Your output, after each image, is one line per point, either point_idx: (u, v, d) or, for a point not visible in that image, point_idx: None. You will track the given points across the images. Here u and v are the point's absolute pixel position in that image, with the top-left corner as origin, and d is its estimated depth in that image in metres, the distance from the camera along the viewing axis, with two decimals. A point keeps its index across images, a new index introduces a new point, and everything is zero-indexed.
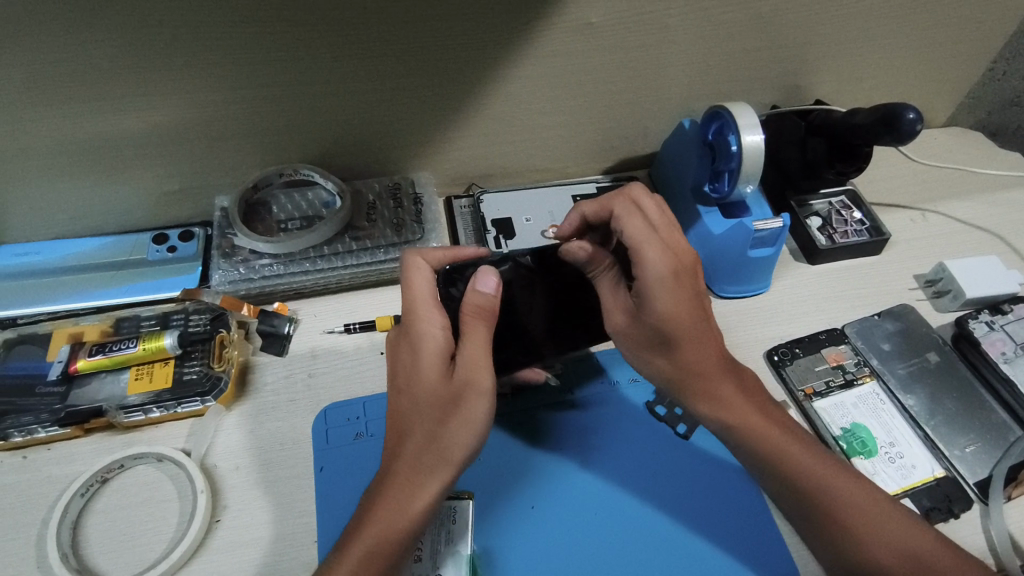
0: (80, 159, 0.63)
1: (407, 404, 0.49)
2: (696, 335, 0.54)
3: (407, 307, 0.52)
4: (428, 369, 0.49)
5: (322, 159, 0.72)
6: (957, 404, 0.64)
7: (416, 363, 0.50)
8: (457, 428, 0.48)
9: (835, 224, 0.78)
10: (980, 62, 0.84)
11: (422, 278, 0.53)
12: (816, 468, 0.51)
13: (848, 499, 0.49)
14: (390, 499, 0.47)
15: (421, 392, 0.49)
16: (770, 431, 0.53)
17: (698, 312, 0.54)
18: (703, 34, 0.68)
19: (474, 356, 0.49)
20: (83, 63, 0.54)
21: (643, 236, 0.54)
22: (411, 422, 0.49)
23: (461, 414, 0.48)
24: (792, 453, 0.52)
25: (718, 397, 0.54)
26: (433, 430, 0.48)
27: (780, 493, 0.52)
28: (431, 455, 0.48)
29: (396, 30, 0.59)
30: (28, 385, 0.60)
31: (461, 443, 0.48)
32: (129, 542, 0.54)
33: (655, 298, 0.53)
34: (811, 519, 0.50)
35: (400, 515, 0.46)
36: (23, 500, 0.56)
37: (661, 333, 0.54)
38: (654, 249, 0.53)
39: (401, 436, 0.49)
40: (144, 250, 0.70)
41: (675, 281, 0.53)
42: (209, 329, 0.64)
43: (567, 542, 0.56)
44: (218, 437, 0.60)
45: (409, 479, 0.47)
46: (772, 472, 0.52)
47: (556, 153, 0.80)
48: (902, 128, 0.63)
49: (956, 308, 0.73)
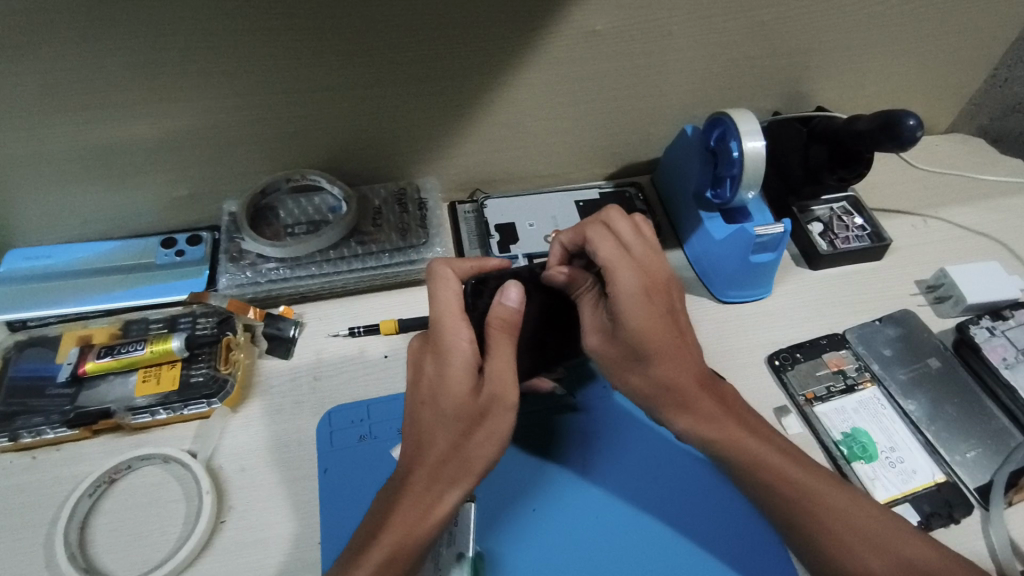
0: (90, 164, 0.64)
1: (432, 415, 0.50)
2: (667, 353, 0.54)
3: (433, 317, 0.51)
4: (457, 382, 0.49)
5: (328, 165, 0.73)
6: (958, 409, 0.65)
7: (444, 375, 0.50)
8: (482, 439, 0.49)
9: (837, 230, 0.78)
10: (981, 69, 0.84)
11: (449, 290, 0.53)
12: (795, 475, 0.51)
13: (838, 507, 0.50)
14: (411, 507, 0.47)
15: (447, 403, 0.49)
16: (745, 440, 0.53)
17: (669, 330, 0.54)
18: (705, 42, 0.69)
19: (500, 369, 0.50)
20: (95, 70, 0.55)
21: (616, 255, 0.54)
22: (435, 432, 0.49)
23: (486, 426, 0.49)
24: (769, 461, 0.52)
25: (693, 409, 0.55)
26: (458, 440, 0.49)
27: (766, 503, 0.52)
28: (453, 466, 0.48)
29: (403, 38, 0.60)
30: (38, 386, 0.61)
31: (485, 455, 0.49)
32: (135, 541, 0.54)
33: (628, 314, 0.53)
34: (798, 529, 0.50)
35: (424, 523, 0.47)
36: (32, 500, 0.57)
37: (635, 352, 0.54)
38: (625, 270, 0.53)
39: (424, 446, 0.49)
40: (152, 254, 0.71)
41: (646, 299, 0.53)
42: (216, 332, 0.65)
43: (567, 546, 0.57)
44: (225, 439, 0.61)
45: (430, 488, 0.48)
46: (759, 482, 0.52)
47: (559, 158, 0.81)
48: (902, 135, 0.64)
49: (957, 314, 0.73)
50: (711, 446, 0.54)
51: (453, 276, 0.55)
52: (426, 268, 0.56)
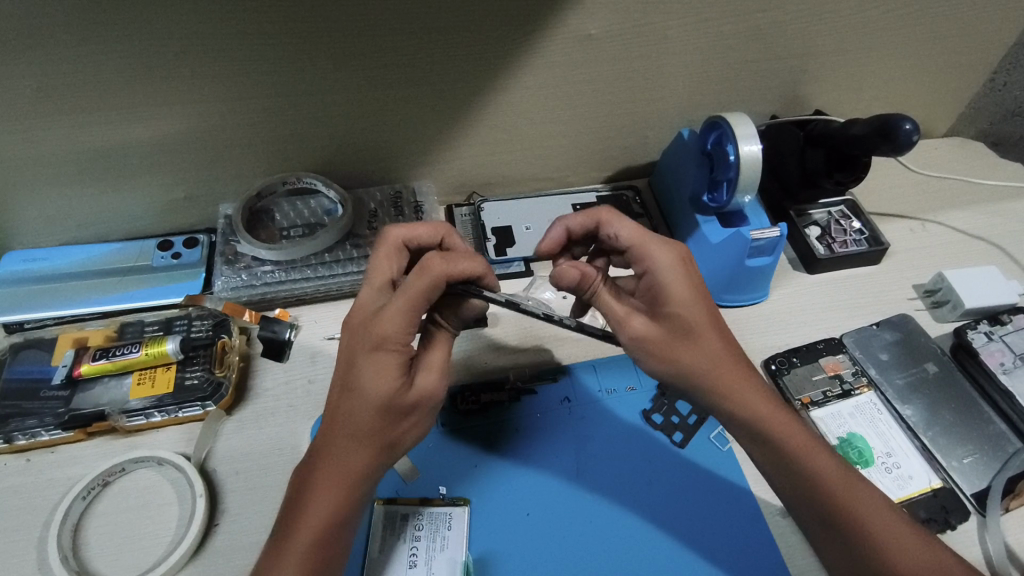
0: (88, 167, 0.64)
1: (359, 403, 0.46)
2: (713, 325, 0.53)
3: (391, 308, 0.47)
4: (392, 373, 0.46)
5: (324, 168, 0.73)
6: (955, 414, 0.64)
7: (379, 364, 0.46)
8: (409, 427, 0.48)
9: (834, 234, 0.78)
10: (981, 73, 0.84)
11: (426, 288, 0.47)
12: (839, 472, 0.50)
13: (868, 500, 0.49)
14: (336, 485, 0.46)
15: (381, 394, 0.46)
16: (794, 431, 0.52)
17: (711, 303, 0.54)
18: (702, 46, 0.69)
19: (436, 364, 0.49)
20: (92, 74, 0.56)
21: (643, 232, 0.57)
22: (359, 418, 0.46)
23: (414, 416, 0.48)
24: (814, 455, 0.51)
25: (741, 391, 0.52)
26: (385, 428, 0.47)
27: (794, 495, 0.51)
28: (377, 450, 0.47)
29: (398, 41, 0.60)
30: (33, 389, 0.61)
31: (407, 439, 0.48)
32: (129, 544, 0.54)
33: (671, 285, 0.54)
34: (833, 525, 0.49)
35: (347, 501, 0.46)
36: (26, 502, 0.57)
37: (683, 325, 0.53)
38: (656, 244, 0.56)
39: (349, 430, 0.46)
40: (149, 256, 0.71)
41: (684, 269, 0.55)
42: (210, 334, 0.65)
43: (560, 551, 0.56)
44: (219, 441, 0.61)
45: (354, 467, 0.46)
46: (799, 471, 0.50)
47: (555, 162, 0.80)
48: (899, 139, 0.64)
49: (955, 318, 0.72)
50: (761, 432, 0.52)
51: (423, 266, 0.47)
52: (391, 237, 0.54)
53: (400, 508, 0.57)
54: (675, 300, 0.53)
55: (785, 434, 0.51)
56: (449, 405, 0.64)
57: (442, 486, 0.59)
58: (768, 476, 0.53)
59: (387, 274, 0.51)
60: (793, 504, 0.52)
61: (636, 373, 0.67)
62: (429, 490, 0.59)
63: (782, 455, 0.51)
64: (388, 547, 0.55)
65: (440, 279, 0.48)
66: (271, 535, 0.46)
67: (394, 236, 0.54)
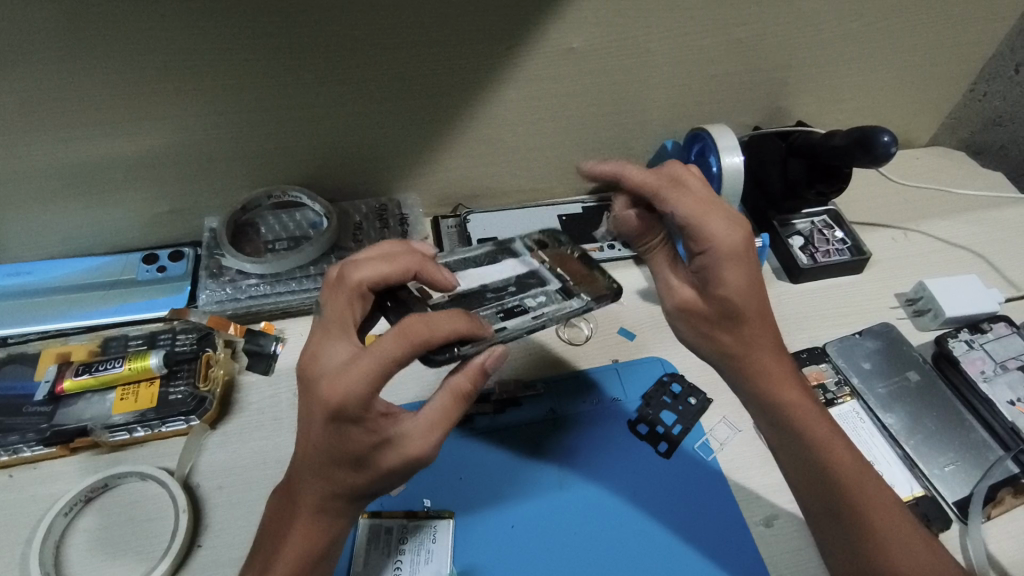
0: (71, 182, 0.64)
1: (326, 462, 0.45)
2: (758, 313, 0.52)
3: (359, 369, 0.43)
4: (359, 439, 0.44)
5: (310, 181, 0.73)
6: (936, 422, 0.65)
7: (342, 431, 0.44)
8: (391, 478, 0.47)
9: (817, 244, 0.79)
10: (960, 84, 0.85)
11: (402, 355, 0.44)
12: (854, 465, 0.51)
13: (877, 497, 0.49)
14: (310, 525, 0.47)
15: (349, 453, 0.45)
16: (816, 420, 0.53)
17: (761, 288, 0.52)
18: (683, 58, 0.70)
19: (422, 424, 0.47)
20: (75, 89, 0.56)
21: (701, 209, 0.51)
22: (330, 473, 0.46)
23: (396, 471, 0.46)
24: (832, 447, 0.51)
25: (767, 373, 0.53)
26: (359, 484, 0.46)
27: (804, 485, 0.52)
28: (349, 499, 0.47)
29: (381, 56, 0.61)
30: (15, 404, 0.61)
31: (385, 489, 0.48)
32: (110, 561, 0.54)
33: (726, 271, 0.51)
34: (838, 515, 0.50)
35: (320, 539, 0.48)
36: (7, 519, 0.56)
37: (727, 311, 0.52)
38: (718, 222, 0.51)
39: (320, 479, 0.46)
40: (134, 270, 0.71)
41: (743, 253, 0.51)
42: (195, 349, 0.65)
43: (542, 564, 0.56)
44: (203, 456, 0.60)
45: (325, 513, 0.47)
46: (811, 459, 0.52)
47: (541, 173, 0.81)
48: (877, 151, 0.64)
49: (936, 327, 0.73)
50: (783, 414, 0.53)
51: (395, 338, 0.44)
52: (351, 283, 0.49)
53: (385, 521, 0.57)
54: (727, 288, 0.51)
55: (805, 422, 0.52)
56: None
57: (426, 498, 0.59)
58: (781, 462, 0.54)
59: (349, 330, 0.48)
60: (801, 494, 0.53)
61: (622, 383, 0.68)
62: (414, 503, 0.59)
63: (797, 442, 0.52)
64: (371, 561, 0.55)
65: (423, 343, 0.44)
66: (254, 551, 0.50)
67: (359, 282, 0.49)
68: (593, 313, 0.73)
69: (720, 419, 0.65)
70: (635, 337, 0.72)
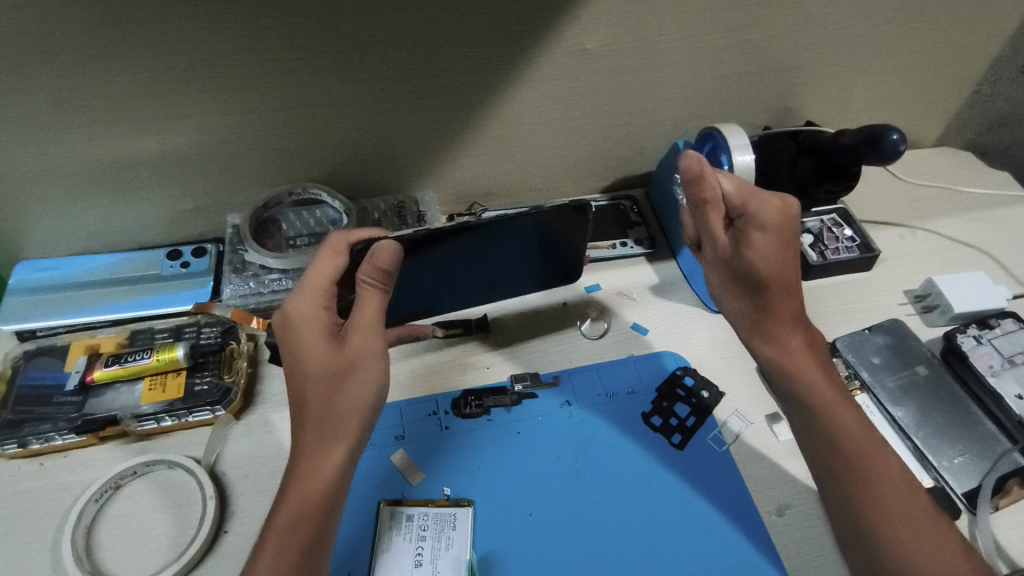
0: (99, 179, 0.66)
1: (299, 379, 0.51)
2: (786, 286, 0.54)
3: (304, 281, 0.55)
4: (313, 345, 0.52)
5: (329, 178, 0.75)
6: (945, 416, 0.66)
7: (299, 341, 0.52)
8: (352, 389, 0.51)
9: (827, 241, 0.80)
10: (966, 85, 0.87)
11: (335, 261, 0.55)
12: (863, 438, 0.52)
13: (884, 472, 0.50)
14: (315, 478, 0.49)
15: (310, 363, 0.51)
16: (828, 392, 0.54)
17: (790, 261, 0.55)
18: (694, 59, 0.71)
19: (362, 321, 0.53)
20: (106, 88, 0.58)
21: (746, 189, 0.55)
22: (304, 390, 0.51)
23: (352, 377, 0.51)
24: (841, 420, 0.52)
25: (783, 344, 0.55)
26: (329, 400, 0.51)
27: (813, 456, 0.53)
28: (336, 417, 0.51)
29: (401, 56, 0.62)
30: (47, 394, 0.63)
31: (364, 402, 0.52)
32: (141, 546, 0.56)
33: (755, 235, 0.54)
34: (844, 487, 0.51)
35: (328, 484, 0.49)
36: (40, 506, 0.58)
37: (750, 281, 0.55)
38: (758, 201, 0.54)
39: (302, 404, 0.51)
40: (158, 266, 0.73)
41: (776, 230, 0.54)
42: (219, 341, 0.67)
43: (558, 549, 0.58)
44: (228, 445, 0.62)
45: (321, 440, 0.50)
46: (821, 432, 0.53)
47: (554, 172, 0.82)
48: (887, 149, 0.66)
49: (944, 323, 0.75)
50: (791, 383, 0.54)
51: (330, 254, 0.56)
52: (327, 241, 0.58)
53: (406, 508, 0.59)
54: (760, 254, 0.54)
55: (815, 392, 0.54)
56: (454, 409, 0.66)
57: (446, 487, 0.61)
58: (795, 434, 0.56)
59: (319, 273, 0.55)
60: (811, 466, 0.54)
61: (636, 377, 0.69)
62: (435, 491, 0.61)
63: (806, 413, 0.54)
64: (394, 547, 0.57)
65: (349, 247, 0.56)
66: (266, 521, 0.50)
67: (336, 240, 0.57)
68: (606, 309, 0.75)
69: (732, 412, 0.66)
70: (647, 332, 0.73)
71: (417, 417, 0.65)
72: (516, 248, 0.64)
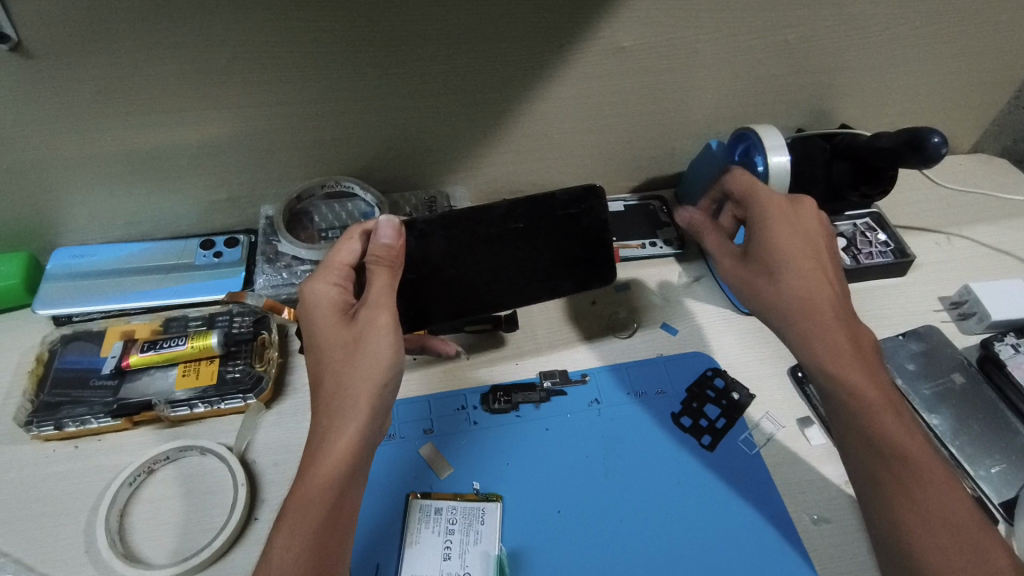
0: (139, 168, 0.67)
1: (314, 355, 0.52)
2: (801, 269, 0.56)
3: (322, 264, 0.57)
4: (325, 321, 0.53)
5: (361, 172, 0.75)
6: (981, 424, 0.65)
7: (314, 318, 0.54)
8: (361, 365, 0.50)
9: (860, 245, 0.79)
10: (1005, 91, 0.85)
11: (350, 246, 0.57)
12: (903, 441, 0.50)
13: (925, 477, 0.49)
14: (340, 454, 0.48)
15: (323, 338, 0.52)
16: (869, 389, 0.53)
17: (805, 248, 0.57)
18: (730, 59, 0.71)
19: (374, 299, 0.54)
20: (149, 78, 0.59)
21: (751, 182, 0.62)
22: (317, 366, 0.52)
23: (361, 352, 0.51)
24: (883, 420, 0.51)
25: (829, 338, 0.54)
26: (338, 375, 0.50)
27: (853, 455, 0.53)
28: (346, 393, 0.50)
29: (438, 51, 0.62)
30: (82, 378, 0.64)
31: (374, 377, 0.50)
32: (172, 530, 0.56)
33: (771, 228, 0.57)
34: (883, 489, 0.50)
35: (343, 464, 0.48)
36: (74, 488, 0.58)
37: (761, 265, 0.58)
38: (763, 191, 0.60)
39: (317, 380, 0.51)
40: (192, 255, 0.74)
41: (783, 217, 0.58)
42: (252, 330, 0.68)
43: (584, 544, 0.57)
44: (259, 433, 0.62)
45: (337, 416, 0.49)
46: (862, 432, 0.52)
47: (585, 171, 0.82)
48: (927, 152, 0.65)
49: (981, 330, 0.73)
50: (830, 377, 0.53)
51: (348, 240, 0.58)
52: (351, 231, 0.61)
53: (434, 502, 0.59)
54: (778, 245, 0.57)
55: (858, 390, 0.53)
56: (482, 404, 0.66)
57: (475, 482, 0.61)
58: (834, 431, 0.55)
59: (336, 256, 0.57)
60: (850, 462, 0.53)
61: (666, 377, 0.68)
62: (463, 485, 0.61)
63: (847, 410, 0.53)
64: (422, 540, 0.57)
65: (363, 232, 0.58)
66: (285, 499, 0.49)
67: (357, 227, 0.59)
68: (635, 309, 0.74)
69: (763, 415, 0.66)
70: (677, 332, 0.72)
71: (445, 411, 0.65)
72: (528, 241, 0.63)
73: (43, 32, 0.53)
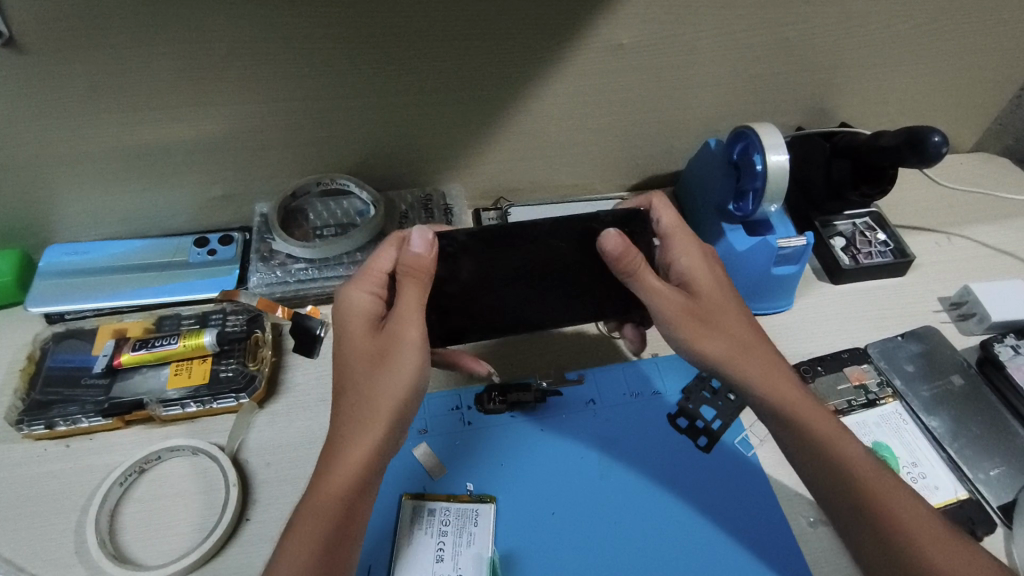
0: (132, 165, 0.67)
1: (341, 364, 0.52)
2: (730, 310, 0.57)
3: (360, 270, 0.56)
4: (355, 330, 0.52)
5: (356, 169, 0.75)
6: (981, 426, 0.64)
7: (345, 326, 0.53)
8: (383, 378, 0.50)
9: (859, 245, 0.78)
10: (1007, 89, 0.84)
11: (388, 254, 0.57)
12: (866, 464, 0.51)
13: (892, 497, 0.49)
14: (352, 465, 0.48)
15: (351, 348, 0.52)
16: (821, 418, 0.53)
17: (725, 289, 0.58)
18: (729, 57, 0.70)
19: (405, 311, 0.53)
20: (142, 74, 0.58)
21: (675, 226, 0.61)
22: (342, 375, 0.51)
23: (385, 365, 0.50)
24: (841, 444, 0.52)
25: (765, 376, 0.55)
26: (361, 386, 0.50)
27: (817, 480, 0.52)
28: (366, 404, 0.49)
29: (434, 48, 0.62)
30: (74, 376, 0.64)
31: (396, 390, 0.50)
32: (163, 531, 0.56)
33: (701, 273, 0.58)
34: (856, 509, 0.50)
35: (355, 475, 0.48)
36: (65, 487, 0.58)
37: (700, 311, 0.56)
38: (682, 238, 0.60)
39: (339, 389, 0.51)
40: (185, 253, 0.73)
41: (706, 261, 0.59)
42: (245, 329, 0.67)
43: (578, 548, 0.57)
44: (251, 433, 0.62)
45: (354, 425, 0.49)
46: (823, 458, 0.52)
47: (582, 169, 0.81)
48: (928, 152, 0.64)
49: (981, 331, 0.72)
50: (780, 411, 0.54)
51: (386, 248, 0.57)
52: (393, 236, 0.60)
53: (428, 503, 0.59)
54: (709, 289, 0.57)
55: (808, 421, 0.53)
56: (477, 404, 0.65)
57: (469, 483, 0.60)
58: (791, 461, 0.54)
59: (373, 264, 0.56)
60: (816, 489, 0.52)
61: (662, 377, 0.68)
62: (457, 487, 0.60)
63: (799, 440, 0.53)
64: (414, 541, 0.56)
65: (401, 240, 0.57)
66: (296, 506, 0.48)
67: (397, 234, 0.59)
68: None
69: (759, 416, 0.65)
70: None
71: (440, 412, 0.65)
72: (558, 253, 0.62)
73: (34, 28, 0.52)
